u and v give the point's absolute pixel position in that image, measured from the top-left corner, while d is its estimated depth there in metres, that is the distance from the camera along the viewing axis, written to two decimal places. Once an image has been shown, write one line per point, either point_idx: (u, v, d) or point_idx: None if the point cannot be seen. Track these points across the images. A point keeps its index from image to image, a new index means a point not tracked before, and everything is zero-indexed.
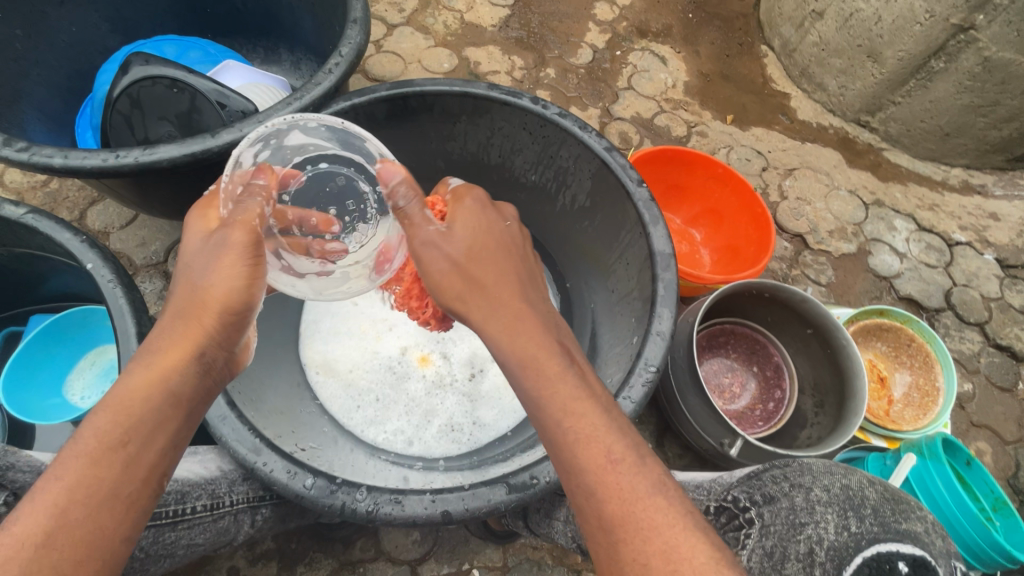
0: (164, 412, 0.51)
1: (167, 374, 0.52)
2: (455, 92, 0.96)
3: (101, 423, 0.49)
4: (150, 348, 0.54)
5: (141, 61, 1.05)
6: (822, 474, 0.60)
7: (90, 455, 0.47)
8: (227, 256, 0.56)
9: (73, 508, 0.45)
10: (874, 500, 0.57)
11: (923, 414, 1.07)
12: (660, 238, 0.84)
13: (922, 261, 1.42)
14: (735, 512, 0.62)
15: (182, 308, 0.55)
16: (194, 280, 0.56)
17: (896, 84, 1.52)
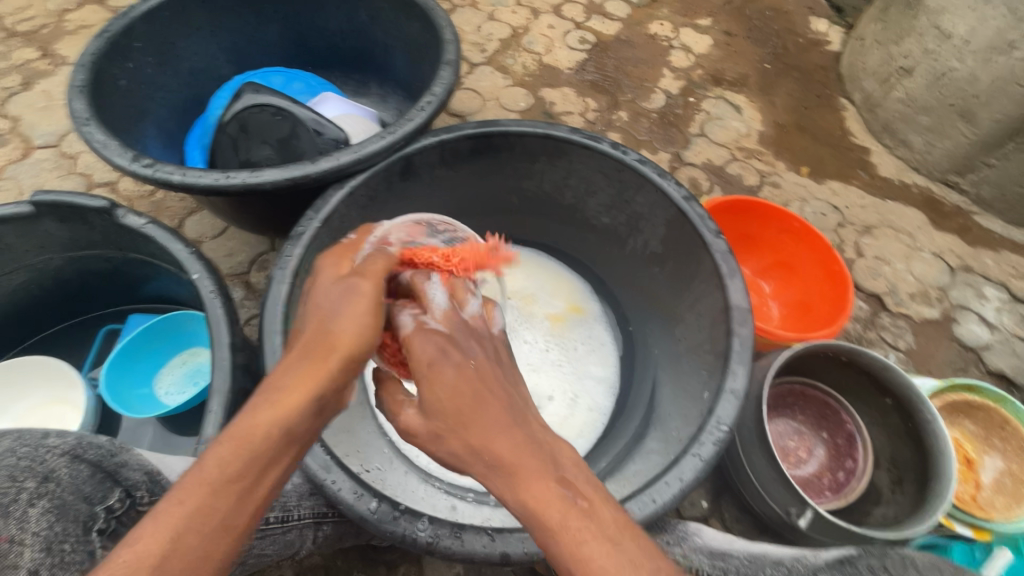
0: (277, 449, 0.50)
1: (287, 412, 0.51)
2: (537, 133, 0.99)
3: (223, 454, 0.48)
4: (274, 386, 0.53)
5: (252, 90, 1.15)
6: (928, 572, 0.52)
7: (211, 486, 0.46)
8: (362, 303, 0.58)
9: (186, 535, 0.44)
10: None
11: (1017, 504, 0.98)
12: (737, 291, 0.83)
13: (1015, 335, 1.32)
14: None
15: (309, 345, 0.56)
16: (326, 322, 0.58)
17: (990, 145, 1.45)
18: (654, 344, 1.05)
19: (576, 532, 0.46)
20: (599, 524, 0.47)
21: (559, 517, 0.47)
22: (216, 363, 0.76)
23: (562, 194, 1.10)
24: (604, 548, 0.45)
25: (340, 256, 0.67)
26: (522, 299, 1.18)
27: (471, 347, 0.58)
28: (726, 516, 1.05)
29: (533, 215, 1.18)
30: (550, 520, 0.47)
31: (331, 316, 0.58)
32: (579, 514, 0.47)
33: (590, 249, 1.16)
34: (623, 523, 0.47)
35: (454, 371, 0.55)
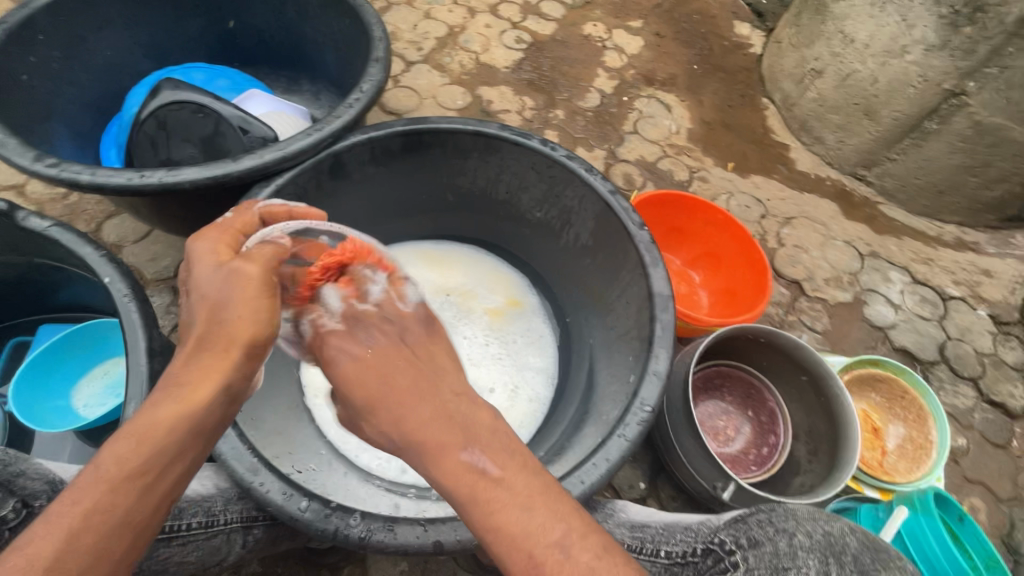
0: (184, 442, 0.51)
1: (190, 406, 0.52)
2: (468, 130, 1.01)
3: (121, 450, 0.48)
4: (174, 380, 0.53)
5: (171, 86, 1.10)
6: (807, 519, 0.56)
7: (111, 483, 0.46)
8: (247, 288, 0.58)
9: (84, 535, 0.44)
10: (855, 548, 0.52)
11: (917, 466, 1.08)
12: (659, 279, 0.87)
13: (916, 313, 1.44)
14: (721, 555, 0.58)
15: (204, 338, 0.56)
16: (220, 311, 0.57)
17: (891, 141, 1.58)
18: (589, 333, 1.08)
19: (493, 506, 0.51)
20: (513, 494, 0.51)
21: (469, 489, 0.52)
22: (132, 369, 0.73)
23: (496, 190, 1.12)
24: (515, 516, 0.50)
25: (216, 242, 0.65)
26: (461, 294, 1.19)
27: (368, 336, 0.66)
28: (662, 495, 1.09)
29: (470, 211, 1.19)
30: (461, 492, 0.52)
31: (216, 303, 0.58)
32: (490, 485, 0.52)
33: (526, 243, 1.18)
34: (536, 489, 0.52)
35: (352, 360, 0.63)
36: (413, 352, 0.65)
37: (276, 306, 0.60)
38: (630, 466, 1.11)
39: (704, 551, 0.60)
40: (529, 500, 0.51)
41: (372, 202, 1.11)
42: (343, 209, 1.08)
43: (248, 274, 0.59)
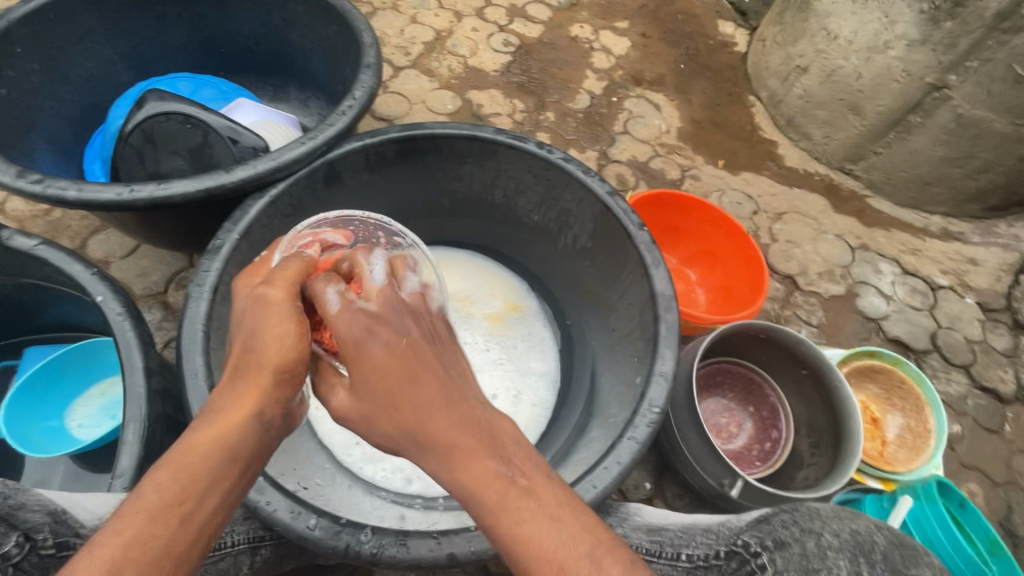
0: (221, 469, 0.52)
1: (226, 434, 0.53)
2: (464, 135, 1.00)
3: (161, 478, 0.49)
4: (212, 411, 0.55)
5: (156, 97, 1.07)
6: (833, 518, 0.57)
7: (148, 512, 0.47)
8: (273, 315, 0.57)
9: (127, 565, 0.44)
10: (885, 545, 0.52)
11: (916, 455, 1.10)
12: (662, 279, 0.87)
13: (907, 304, 1.47)
14: (746, 557, 0.59)
15: (238, 370, 0.57)
16: (248, 342, 0.57)
17: (876, 135, 1.61)
18: (590, 336, 1.08)
19: (522, 515, 0.50)
20: (542, 504, 0.51)
21: (497, 497, 0.51)
22: (128, 390, 0.71)
23: (493, 194, 1.11)
24: (545, 527, 0.49)
25: (253, 273, 0.67)
26: (461, 300, 1.18)
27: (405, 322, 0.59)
28: (669, 494, 1.09)
29: (466, 216, 1.18)
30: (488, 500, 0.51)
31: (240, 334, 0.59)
32: (519, 494, 0.51)
33: (524, 247, 1.18)
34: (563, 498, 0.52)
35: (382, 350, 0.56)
36: (440, 346, 0.60)
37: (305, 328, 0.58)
38: (636, 466, 1.11)
39: (727, 554, 0.61)
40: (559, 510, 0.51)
41: (367, 210, 1.10)
42: None
43: (273, 299, 0.58)
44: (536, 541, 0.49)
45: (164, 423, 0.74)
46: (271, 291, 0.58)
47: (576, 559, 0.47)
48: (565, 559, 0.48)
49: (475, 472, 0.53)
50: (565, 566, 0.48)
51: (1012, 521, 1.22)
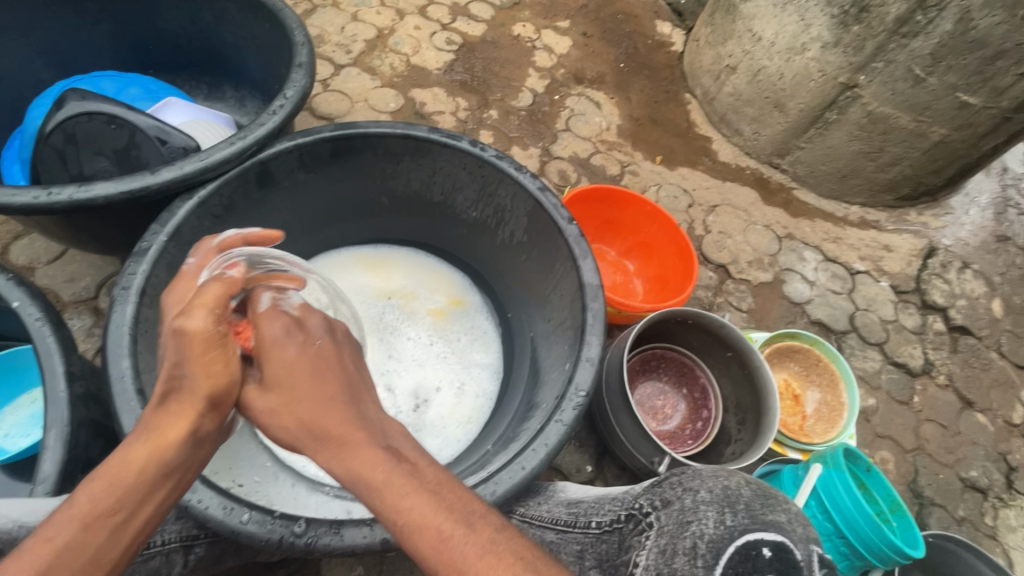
0: (154, 483, 0.54)
1: (162, 450, 0.56)
2: (398, 134, 1.02)
3: (94, 490, 0.52)
4: (148, 426, 0.57)
5: (78, 96, 1.04)
6: (708, 477, 0.67)
7: (81, 520, 0.50)
8: (197, 344, 0.59)
9: (56, 571, 0.48)
10: (748, 497, 0.65)
11: (831, 427, 1.19)
12: (589, 271, 0.92)
13: (828, 289, 1.58)
14: (640, 517, 0.68)
15: (169, 392, 0.59)
16: (177, 365, 0.59)
17: (799, 131, 1.71)
18: (529, 327, 1.12)
19: (404, 491, 0.55)
20: (422, 481, 0.56)
21: (382, 478, 0.56)
22: (50, 395, 0.70)
23: (431, 192, 1.14)
24: (423, 500, 0.55)
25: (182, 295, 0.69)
26: (403, 297, 1.21)
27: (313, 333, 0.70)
28: (608, 475, 1.15)
29: (407, 213, 1.20)
30: (374, 479, 0.56)
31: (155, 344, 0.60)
32: (402, 473, 0.57)
33: (464, 242, 1.20)
34: (443, 478, 0.58)
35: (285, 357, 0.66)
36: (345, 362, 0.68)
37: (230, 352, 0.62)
38: (577, 450, 1.16)
39: (627, 517, 0.69)
40: (439, 487, 0.56)
41: (304, 209, 1.10)
42: (276, 217, 1.06)
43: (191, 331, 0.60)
44: (416, 511, 0.54)
45: (91, 427, 0.74)
46: (192, 323, 0.60)
47: (450, 522, 0.53)
48: (442, 524, 0.53)
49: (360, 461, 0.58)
50: (442, 529, 0.53)
51: (919, 483, 1.34)
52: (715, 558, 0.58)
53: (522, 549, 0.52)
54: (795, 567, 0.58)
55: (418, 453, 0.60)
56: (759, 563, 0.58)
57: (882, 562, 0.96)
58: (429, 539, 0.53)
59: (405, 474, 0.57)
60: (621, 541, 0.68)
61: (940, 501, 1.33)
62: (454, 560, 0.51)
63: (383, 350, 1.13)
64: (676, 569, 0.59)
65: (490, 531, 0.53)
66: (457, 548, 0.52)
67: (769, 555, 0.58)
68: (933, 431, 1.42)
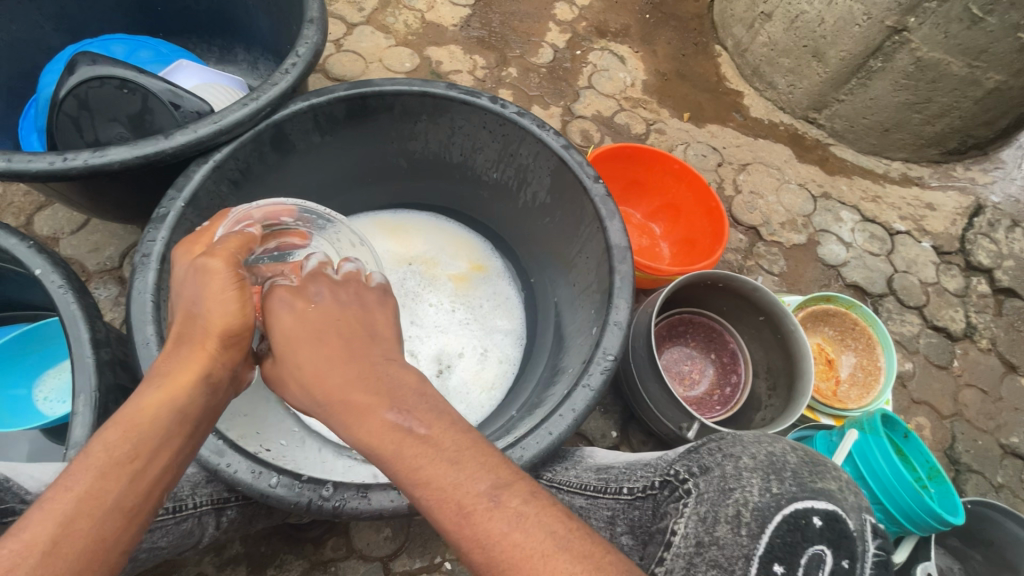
0: (171, 428, 0.54)
1: (174, 395, 0.56)
2: (414, 91, 0.98)
3: (111, 437, 0.51)
4: (158, 373, 0.58)
5: (88, 60, 1.01)
6: (750, 442, 0.65)
7: (99, 468, 0.49)
8: (214, 283, 0.61)
9: (79, 520, 0.46)
10: (795, 464, 0.64)
11: (867, 392, 1.15)
12: (617, 232, 0.88)
13: (866, 250, 1.50)
14: (675, 484, 0.66)
15: (182, 335, 0.60)
16: (192, 308, 0.61)
17: (839, 82, 1.61)
18: (553, 291, 1.08)
19: (419, 462, 0.53)
20: (440, 450, 0.53)
21: (393, 447, 0.54)
22: (77, 361, 0.70)
23: (450, 153, 1.10)
24: (444, 470, 0.52)
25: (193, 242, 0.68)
26: (424, 263, 1.18)
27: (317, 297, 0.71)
28: (633, 440, 1.14)
29: (424, 175, 1.16)
30: (386, 451, 0.54)
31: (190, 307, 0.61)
32: (415, 442, 0.54)
33: (484, 206, 1.17)
34: (464, 443, 0.54)
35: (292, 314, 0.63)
36: None
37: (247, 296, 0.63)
38: (602, 416, 1.15)
39: (661, 483, 0.67)
40: (458, 455, 0.53)
41: (321, 173, 1.07)
42: (292, 182, 1.04)
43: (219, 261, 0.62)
44: (434, 484, 0.51)
45: (119, 394, 0.74)
46: (211, 262, 0.61)
47: (473, 496, 0.50)
48: (463, 498, 0.50)
49: (375, 425, 0.55)
50: (463, 505, 0.50)
51: (955, 450, 1.30)
52: (760, 526, 0.59)
53: (553, 522, 0.49)
54: (847, 535, 0.60)
55: (434, 417, 0.56)
56: (809, 531, 0.59)
57: (919, 530, 0.93)
58: (450, 514, 0.50)
59: (419, 443, 0.54)
60: (655, 507, 0.67)
61: (978, 467, 1.29)
62: (477, 536, 0.49)
63: (406, 316, 1.12)
64: (720, 537, 0.59)
65: (518, 503, 0.50)
66: (480, 525, 0.49)
67: (818, 523, 0.59)
68: (973, 397, 1.37)
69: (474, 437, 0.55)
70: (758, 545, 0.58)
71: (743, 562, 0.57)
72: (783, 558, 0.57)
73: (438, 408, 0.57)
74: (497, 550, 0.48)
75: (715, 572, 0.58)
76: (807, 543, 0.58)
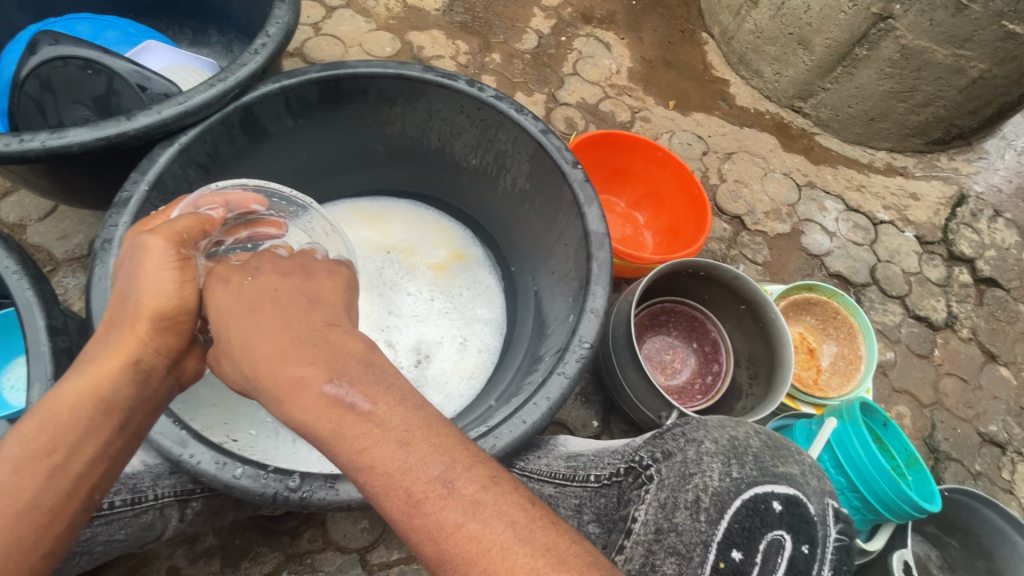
0: (93, 421, 0.57)
1: (95, 386, 0.59)
2: (389, 74, 0.95)
3: (27, 431, 0.55)
4: (86, 359, 0.61)
5: (50, 39, 0.97)
6: (714, 427, 0.64)
7: (15, 462, 0.53)
8: (151, 262, 0.62)
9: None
10: (757, 447, 0.63)
11: (847, 381, 1.15)
12: (594, 218, 0.86)
13: (850, 240, 1.50)
14: (639, 470, 0.65)
15: (114, 319, 0.62)
16: (125, 290, 0.62)
17: (825, 71, 1.60)
18: (533, 280, 1.07)
19: (363, 443, 0.51)
20: (387, 429, 0.51)
21: (333, 425, 0.52)
22: (32, 350, 0.67)
23: (428, 138, 1.07)
24: (392, 452, 0.50)
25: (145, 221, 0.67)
26: (402, 251, 1.16)
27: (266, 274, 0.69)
28: (614, 430, 1.13)
29: (402, 162, 1.14)
30: (323, 428, 0.52)
31: (130, 288, 0.61)
32: (357, 419, 0.52)
33: (464, 193, 1.15)
34: (411, 421, 0.52)
35: (229, 291, 0.63)
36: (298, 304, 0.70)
37: (186, 277, 0.64)
38: (583, 406, 1.14)
39: (626, 470, 0.66)
40: (408, 435, 0.51)
41: (295, 158, 1.04)
42: (265, 167, 1.01)
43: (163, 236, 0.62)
44: (381, 467, 0.50)
45: None
46: (151, 242, 0.62)
47: (426, 483, 0.48)
48: (412, 486, 0.48)
49: (312, 401, 0.53)
50: (413, 492, 0.48)
51: (935, 438, 1.31)
52: (719, 512, 0.58)
53: (513, 512, 0.48)
54: (808, 521, 0.59)
55: (380, 391, 0.54)
56: (768, 516, 0.58)
57: (897, 517, 0.93)
58: (399, 504, 0.48)
59: (360, 419, 0.52)
60: (620, 494, 0.66)
61: (956, 455, 1.30)
62: (427, 526, 0.47)
63: (384, 306, 1.10)
64: (679, 524, 0.59)
65: (474, 490, 0.49)
66: (433, 515, 0.47)
67: (777, 508, 0.58)
68: (953, 385, 1.38)
69: (424, 414, 0.53)
70: (716, 531, 0.58)
71: (701, 548, 0.57)
72: (741, 544, 0.57)
73: (384, 380, 0.55)
74: (449, 541, 0.46)
75: (673, 559, 0.57)
76: (767, 528, 0.58)
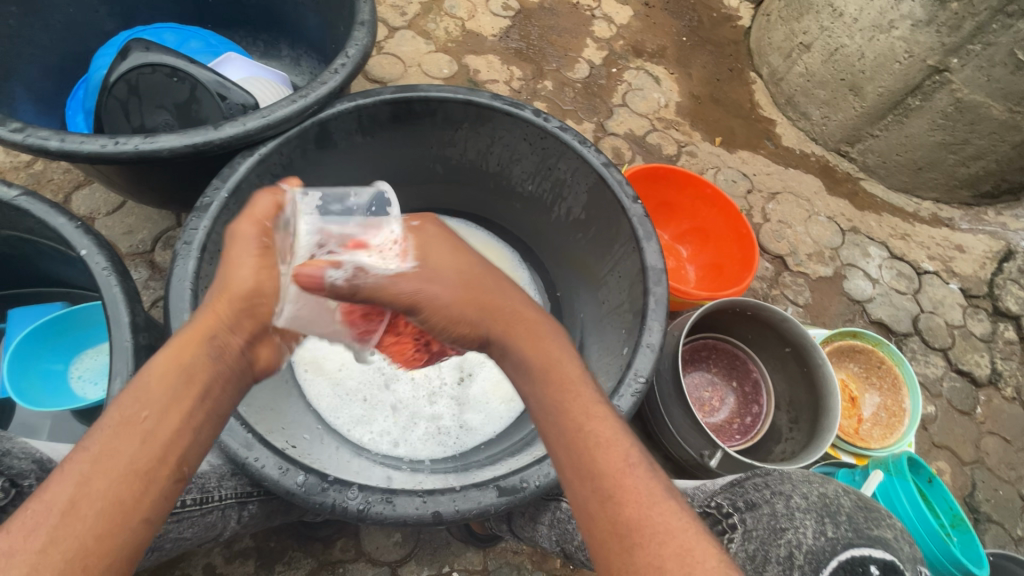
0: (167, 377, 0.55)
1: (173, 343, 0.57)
2: (459, 99, 0.98)
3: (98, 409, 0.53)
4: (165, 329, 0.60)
5: (142, 47, 1.03)
6: (800, 482, 0.65)
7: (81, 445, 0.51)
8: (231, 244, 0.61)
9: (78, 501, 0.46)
10: (849, 508, 0.62)
11: (890, 433, 1.13)
12: (653, 253, 0.87)
13: (893, 288, 1.49)
14: (719, 517, 0.68)
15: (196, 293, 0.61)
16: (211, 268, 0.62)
17: (875, 118, 1.61)
18: (579, 308, 1.09)
19: None
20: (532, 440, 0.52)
21: None
22: (115, 344, 0.70)
23: (487, 162, 1.10)
24: None
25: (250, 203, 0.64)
26: None
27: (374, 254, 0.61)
28: None
29: (458, 183, 1.17)
30: None
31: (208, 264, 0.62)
32: None
33: (516, 217, 1.17)
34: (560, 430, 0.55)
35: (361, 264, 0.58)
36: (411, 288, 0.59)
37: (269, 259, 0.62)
38: None
39: (702, 515, 0.70)
40: None
41: (361, 172, 1.08)
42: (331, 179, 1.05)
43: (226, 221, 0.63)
44: None
45: None
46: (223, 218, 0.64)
47: None
48: None
49: None
50: None
51: (975, 498, 1.27)
52: (814, 571, 0.56)
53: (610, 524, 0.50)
54: None
55: None
56: None
57: None
58: None
59: None
60: None
61: (997, 518, 1.26)
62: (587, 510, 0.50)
63: None
64: None
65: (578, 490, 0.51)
66: None
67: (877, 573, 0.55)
68: (995, 445, 1.34)
69: None
70: None
71: None
72: None
73: None
74: None
75: None
76: None
